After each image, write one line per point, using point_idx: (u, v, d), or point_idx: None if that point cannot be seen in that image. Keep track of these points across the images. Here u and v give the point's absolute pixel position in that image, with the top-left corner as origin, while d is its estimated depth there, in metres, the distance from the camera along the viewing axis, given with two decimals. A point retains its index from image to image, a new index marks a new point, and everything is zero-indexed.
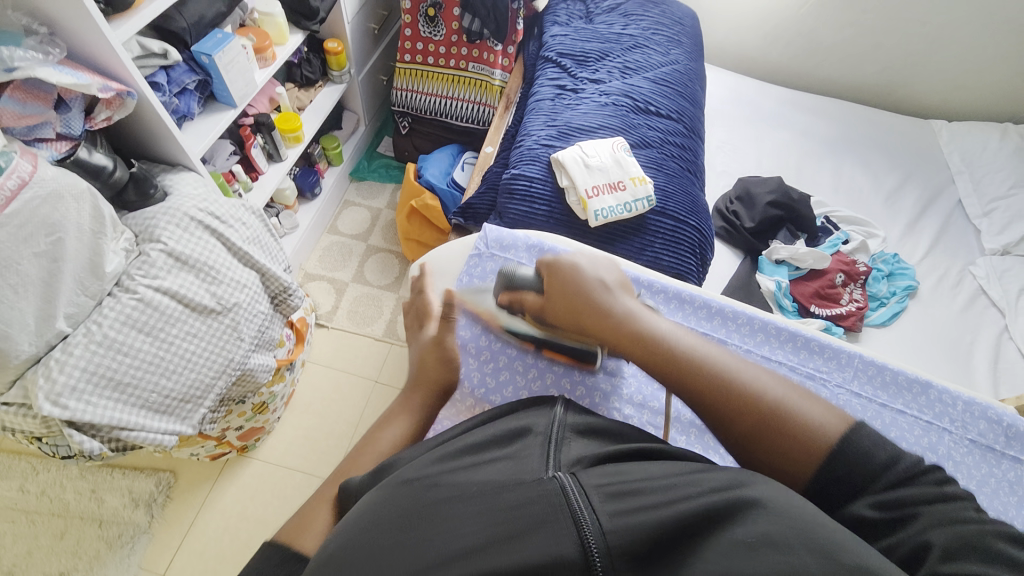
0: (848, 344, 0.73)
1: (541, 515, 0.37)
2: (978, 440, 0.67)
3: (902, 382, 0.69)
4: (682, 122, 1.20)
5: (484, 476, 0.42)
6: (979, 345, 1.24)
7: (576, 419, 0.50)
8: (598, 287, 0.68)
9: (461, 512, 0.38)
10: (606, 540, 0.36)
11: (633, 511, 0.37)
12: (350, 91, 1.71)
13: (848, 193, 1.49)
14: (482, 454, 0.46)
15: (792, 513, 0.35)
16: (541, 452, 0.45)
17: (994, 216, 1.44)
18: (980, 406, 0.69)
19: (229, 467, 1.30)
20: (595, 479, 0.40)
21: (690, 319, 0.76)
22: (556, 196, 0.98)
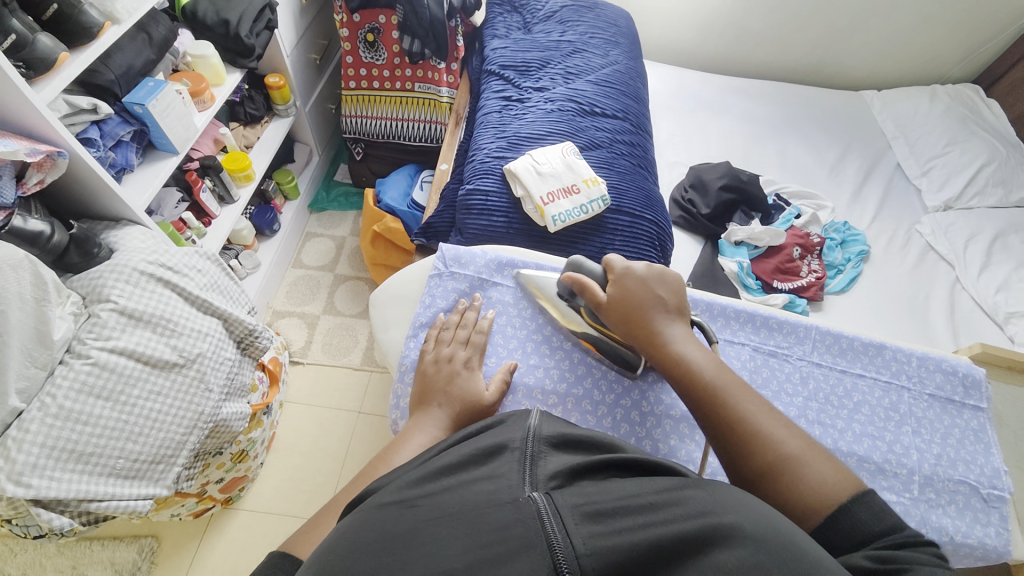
0: (803, 317, 0.75)
1: (517, 540, 0.34)
2: (937, 394, 0.70)
3: (858, 347, 0.72)
4: (628, 120, 1.23)
5: (460, 497, 0.39)
6: (934, 299, 1.31)
7: (551, 431, 0.47)
8: (659, 309, 0.67)
9: (430, 540, 0.35)
10: (581, 564, 0.33)
11: (611, 533, 0.34)
12: (299, 123, 1.69)
13: (795, 169, 1.55)
14: (456, 474, 0.43)
15: (771, 538, 0.34)
16: (516, 470, 0.42)
17: (932, 174, 1.52)
18: (934, 360, 0.72)
19: (216, 521, 1.25)
20: (571, 497, 0.37)
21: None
22: (513, 207, 0.99)
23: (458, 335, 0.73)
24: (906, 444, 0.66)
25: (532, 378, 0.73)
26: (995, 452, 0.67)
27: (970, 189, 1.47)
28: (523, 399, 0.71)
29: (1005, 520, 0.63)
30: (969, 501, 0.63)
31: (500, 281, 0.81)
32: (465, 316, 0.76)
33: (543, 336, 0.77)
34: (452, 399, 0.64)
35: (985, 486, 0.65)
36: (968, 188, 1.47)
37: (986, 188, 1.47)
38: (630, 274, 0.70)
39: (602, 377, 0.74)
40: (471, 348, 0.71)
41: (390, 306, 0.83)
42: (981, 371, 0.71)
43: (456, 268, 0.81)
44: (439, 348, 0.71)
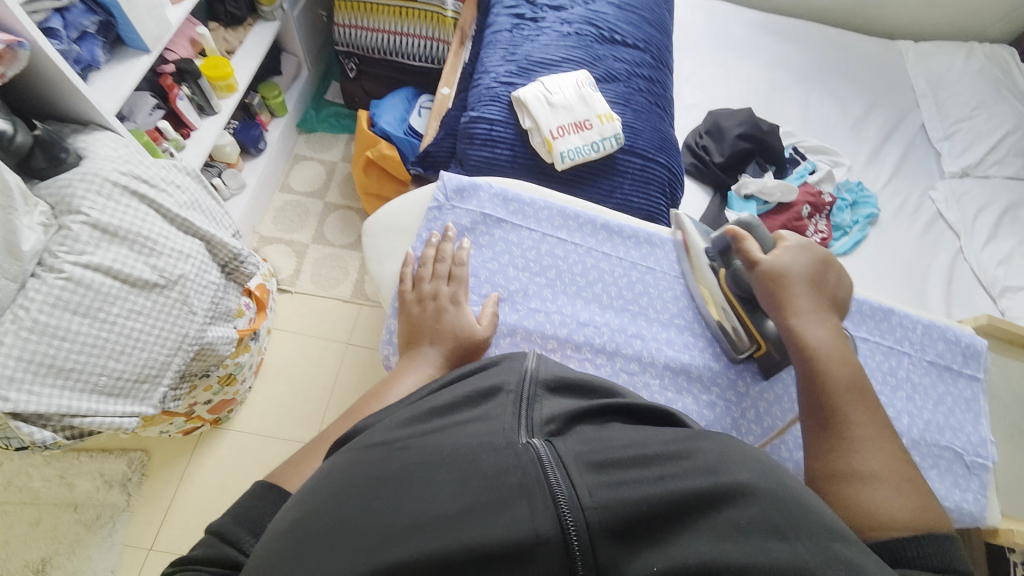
0: None
1: (515, 486, 0.32)
2: (936, 361, 0.69)
3: (866, 311, 0.70)
4: (650, 52, 1.13)
5: (451, 439, 0.37)
6: (935, 268, 1.30)
7: (548, 375, 0.45)
8: (814, 289, 0.63)
9: (423, 482, 0.34)
10: (585, 515, 0.31)
11: (616, 485, 0.33)
12: (286, 30, 1.53)
13: (816, 122, 1.47)
14: (451, 416, 0.41)
15: (784, 497, 0.33)
16: (511, 412, 0.40)
17: (955, 138, 1.46)
18: (939, 328, 0.71)
19: (204, 440, 1.27)
20: (573, 447, 0.36)
21: (662, 262, 0.77)
22: (519, 139, 0.92)
23: (438, 270, 0.68)
24: (899, 409, 0.66)
25: (532, 321, 0.70)
26: (982, 421, 0.68)
27: (991, 157, 1.42)
28: (521, 341, 0.69)
29: (983, 486, 0.65)
30: (952, 466, 0.65)
31: (504, 218, 0.75)
32: (441, 249, 0.70)
33: (544, 279, 0.73)
34: (443, 335, 0.61)
35: (969, 453, 0.66)
36: (989, 156, 1.42)
37: (1007, 158, 1.41)
38: (798, 252, 0.66)
39: (604, 324, 0.72)
40: (454, 283, 0.67)
41: (384, 236, 0.78)
42: (983, 342, 0.71)
43: (456, 201, 0.75)
44: (420, 287, 0.67)
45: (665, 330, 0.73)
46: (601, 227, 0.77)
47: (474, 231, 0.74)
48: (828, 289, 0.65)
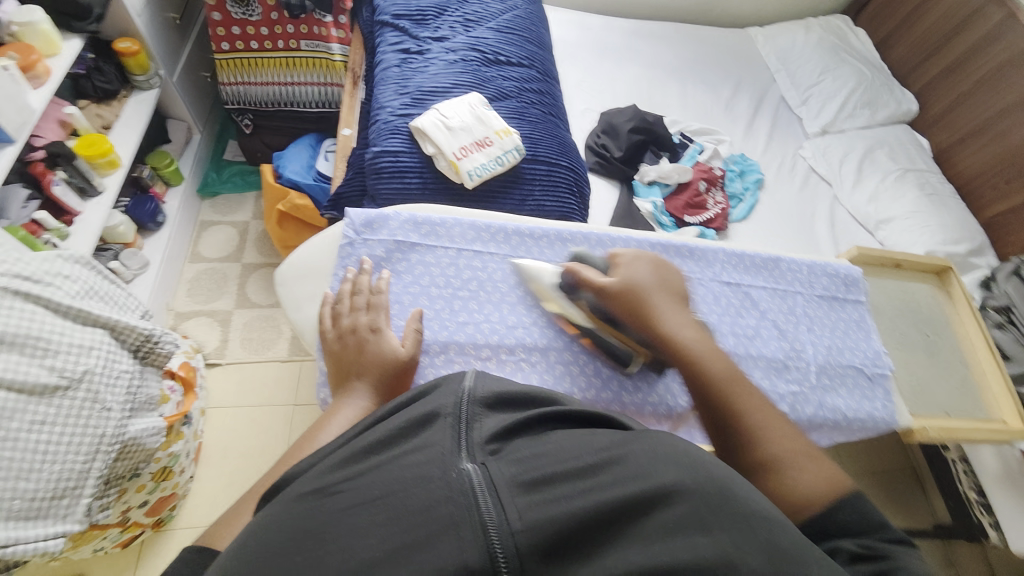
0: (709, 243, 0.79)
1: (447, 521, 0.35)
2: (824, 293, 0.79)
3: (760, 262, 0.78)
4: (534, 68, 1.21)
5: (392, 473, 0.38)
6: (818, 216, 1.48)
7: (485, 392, 0.47)
8: (665, 297, 0.64)
9: (353, 523, 0.35)
10: (514, 539, 0.34)
11: (545, 503, 0.36)
12: (167, 95, 1.46)
13: (694, 109, 1.63)
14: (385, 450, 0.41)
15: (710, 488, 0.36)
16: (451, 435, 0.41)
17: (809, 103, 1.66)
18: (821, 265, 0.80)
19: (149, 546, 1.15)
20: (507, 469, 0.38)
21: (575, 254, 0.78)
22: (426, 165, 0.93)
23: (357, 302, 0.68)
24: (803, 341, 0.74)
25: (463, 335, 0.72)
26: (873, 336, 0.78)
27: (843, 112, 1.61)
28: (456, 356, 0.70)
29: (887, 392, 0.74)
30: (857, 381, 0.73)
31: (417, 241, 0.76)
32: (359, 282, 0.70)
33: (467, 292, 0.75)
34: (368, 367, 0.61)
35: (869, 366, 0.75)
36: (841, 112, 1.61)
37: (856, 110, 1.61)
38: (641, 262, 0.67)
39: (532, 325, 0.74)
40: (373, 312, 0.67)
41: (300, 281, 0.76)
42: (858, 270, 0.81)
43: (367, 233, 0.75)
44: (339, 322, 0.66)
45: None
46: (512, 232, 0.79)
47: (389, 263, 0.74)
48: (674, 287, 0.67)
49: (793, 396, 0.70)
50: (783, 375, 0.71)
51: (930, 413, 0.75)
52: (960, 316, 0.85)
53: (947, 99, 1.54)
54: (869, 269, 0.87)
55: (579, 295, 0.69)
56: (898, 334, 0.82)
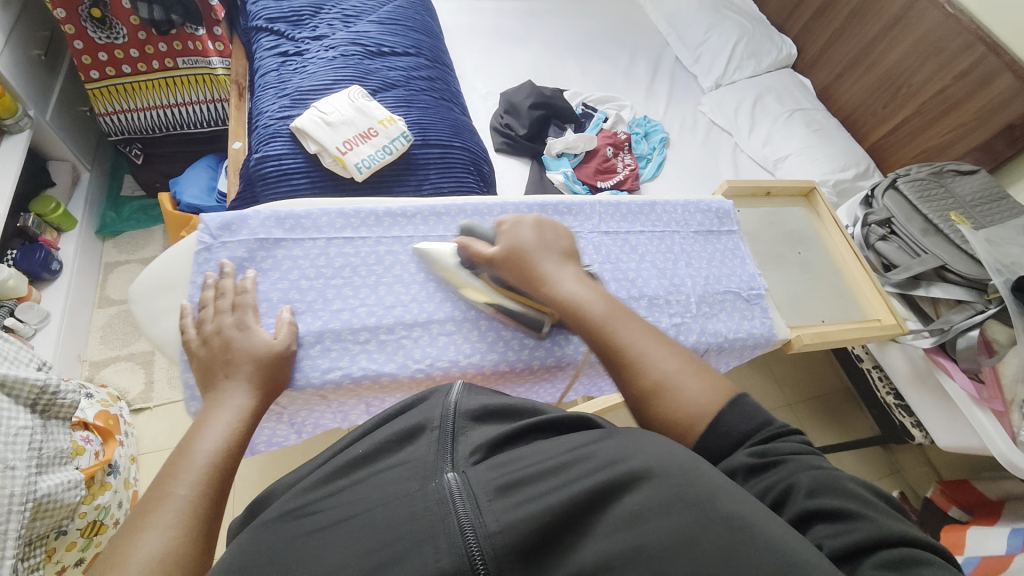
0: (585, 198, 0.82)
1: (424, 531, 0.36)
2: (699, 229, 0.84)
3: (634, 210, 0.83)
4: (422, 56, 1.21)
5: (375, 490, 0.40)
6: (723, 164, 1.56)
7: (473, 405, 0.49)
8: (548, 256, 0.67)
9: (323, 545, 0.36)
10: (490, 542, 0.35)
11: (519, 504, 0.37)
12: (46, 137, 1.34)
13: (596, 80, 1.68)
14: (370, 464, 0.44)
15: (676, 470, 0.36)
16: (436, 451, 0.44)
17: (702, 60, 1.74)
18: (694, 204, 0.86)
19: None
20: (484, 474, 0.40)
21: (451, 227, 0.80)
22: (311, 165, 0.91)
23: (220, 305, 0.65)
24: (671, 280, 0.77)
25: (338, 322, 0.70)
26: (748, 261, 0.83)
27: (732, 65, 1.69)
28: (333, 344, 0.69)
29: (765, 309, 0.79)
30: (736, 304, 0.78)
31: (283, 236, 0.73)
32: (221, 286, 0.67)
33: (339, 280, 0.73)
34: (240, 363, 0.61)
35: (746, 290, 0.80)
36: (731, 65, 1.69)
37: (744, 61, 1.70)
38: (523, 226, 0.70)
39: (410, 302, 0.73)
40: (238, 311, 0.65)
41: (155, 295, 0.71)
42: (728, 203, 0.87)
43: (226, 236, 0.71)
44: (201, 329, 0.64)
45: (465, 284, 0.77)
46: (384, 214, 0.78)
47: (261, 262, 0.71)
48: (557, 243, 0.69)
49: (676, 328, 0.73)
50: (665, 311, 0.74)
51: (804, 323, 0.81)
52: (829, 232, 0.92)
53: (822, 39, 1.64)
54: (742, 201, 0.93)
55: (477, 270, 0.71)
56: (773, 257, 0.88)
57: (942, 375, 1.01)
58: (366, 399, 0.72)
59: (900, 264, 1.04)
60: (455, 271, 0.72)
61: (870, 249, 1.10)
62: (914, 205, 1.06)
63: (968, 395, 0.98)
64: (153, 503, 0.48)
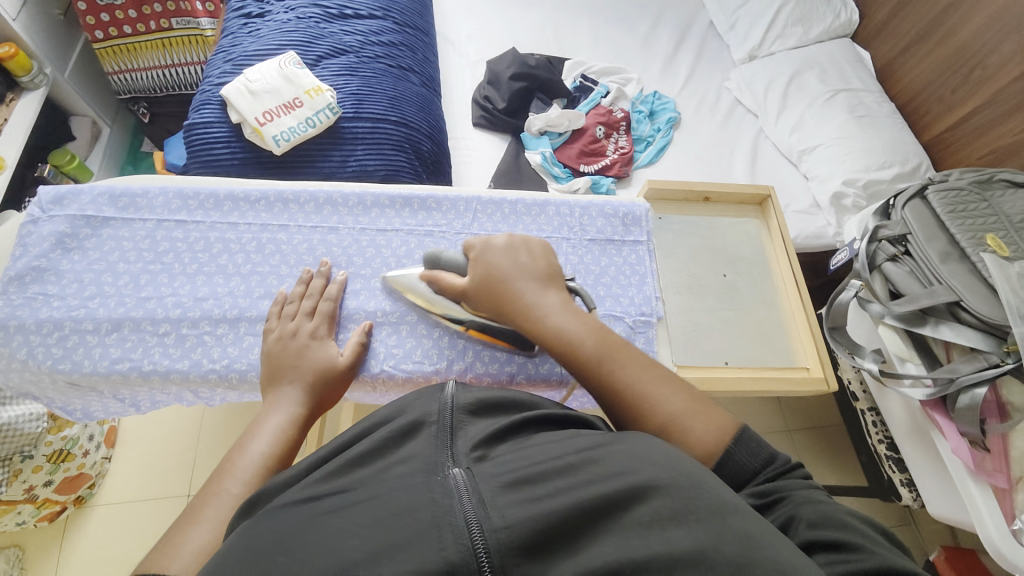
0: (466, 192, 0.79)
1: (431, 520, 0.32)
2: (597, 237, 0.77)
3: (521, 210, 0.78)
4: (390, 18, 1.13)
5: (380, 485, 0.35)
6: (739, 152, 1.35)
7: (467, 398, 0.44)
8: (529, 281, 0.60)
9: (335, 529, 0.32)
10: (496, 537, 0.31)
11: (530, 501, 0.33)
12: (63, 93, 1.46)
13: (608, 48, 1.50)
14: (370, 462, 0.39)
15: (688, 483, 0.34)
16: (434, 444, 0.39)
17: (738, 26, 1.49)
18: (597, 207, 0.79)
19: (73, 522, 1.23)
20: (491, 471, 0.36)
21: (297, 216, 0.75)
22: (235, 134, 0.89)
23: (304, 306, 0.66)
24: None
25: (140, 311, 0.66)
26: (647, 280, 0.75)
27: (773, 33, 1.43)
28: (131, 334, 0.65)
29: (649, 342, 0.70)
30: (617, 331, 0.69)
31: (113, 215, 0.71)
32: (312, 285, 0.68)
33: (160, 266, 0.69)
34: (300, 372, 0.60)
35: (635, 315, 0.73)
36: (771, 33, 1.43)
37: (788, 28, 1.43)
38: (500, 250, 0.64)
39: (228, 295, 0.68)
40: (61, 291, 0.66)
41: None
42: (643, 208, 0.80)
43: (56, 210, 0.70)
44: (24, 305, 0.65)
45: (286, 282, 0.70)
46: (227, 197, 0.74)
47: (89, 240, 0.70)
48: (542, 264, 0.63)
49: (523, 354, 0.70)
50: None
51: (705, 365, 0.72)
52: (775, 252, 0.83)
53: (890, 2, 1.34)
54: (669, 205, 0.85)
55: (455, 298, 0.65)
56: (688, 274, 0.80)
57: (936, 434, 0.85)
58: (190, 389, 0.66)
59: (907, 294, 0.85)
60: (432, 300, 0.67)
61: (876, 273, 0.90)
62: (940, 222, 0.87)
63: (963, 463, 0.81)
64: (203, 499, 0.49)
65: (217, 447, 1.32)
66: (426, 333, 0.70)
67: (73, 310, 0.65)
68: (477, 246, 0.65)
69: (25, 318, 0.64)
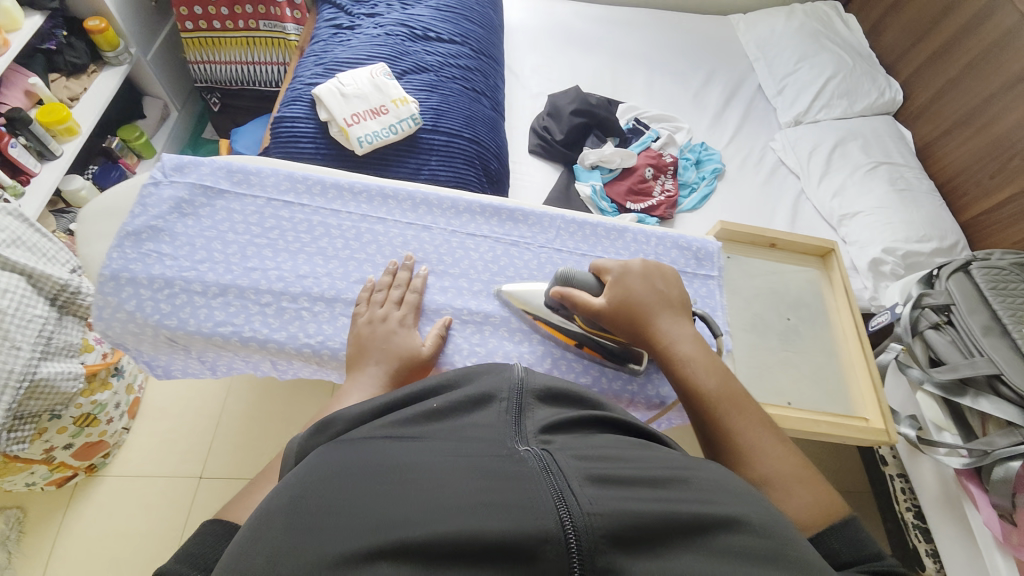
0: (550, 209, 0.83)
1: (521, 493, 0.33)
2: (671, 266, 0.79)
3: (600, 232, 0.81)
4: (467, 45, 1.21)
5: (460, 446, 0.39)
6: (780, 209, 1.39)
7: (537, 382, 0.47)
8: (666, 311, 0.66)
9: (428, 480, 0.35)
10: (585, 518, 0.32)
11: (616, 496, 0.34)
12: (143, 74, 1.55)
13: (660, 98, 1.58)
14: (443, 421, 0.43)
15: (774, 526, 0.36)
16: (508, 421, 0.42)
17: (785, 92, 1.57)
18: (672, 238, 0.81)
19: (81, 490, 1.22)
20: (575, 460, 0.37)
21: (394, 212, 0.78)
22: (321, 132, 0.94)
23: (391, 295, 0.69)
24: None
25: (245, 280, 0.69)
26: (719, 313, 0.77)
27: (818, 102, 1.51)
28: (234, 300, 0.68)
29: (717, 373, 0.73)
30: None
31: (227, 188, 0.75)
32: (398, 276, 0.71)
33: (265, 241, 0.72)
34: (385, 354, 0.62)
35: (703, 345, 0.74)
36: (816, 102, 1.51)
37: (833, 100, 1.50)
38: (638, 279, 0.68)
39: (324, 274, 0.71)
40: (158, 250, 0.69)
41: (93, 221, 0.72)
42: (715, 245, 0.82)
43: (176, 176, 0.74)
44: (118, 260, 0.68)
45: (379, 271, 0.73)
46: (332, 185, 0.78)
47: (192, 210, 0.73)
48: (671, 299, 0.68)
49: (598, 369, 0.72)
50: None
51: (769, 404, 0.75)
52: (837, 304, 0.86)
53: (933, 87, 1.42)
54: (736, 246, 0.88)
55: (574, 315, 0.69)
56: (752, 315, 0.83)
57: (968, 504, 0.86)
58: (269, 358, 0.70)
59: (948, 363, 0.87)
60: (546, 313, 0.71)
61: (917, 338, 0.92)
62: (984, 297, 0.89)
63: (992, 534, 0.82)
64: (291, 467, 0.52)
65: (233, 432, 1.32)
66: (508, 336, 0.72)
67: (184, 271, 0.68)
68: (630, 271, 0.69)
69: (136, 273, 0.67)
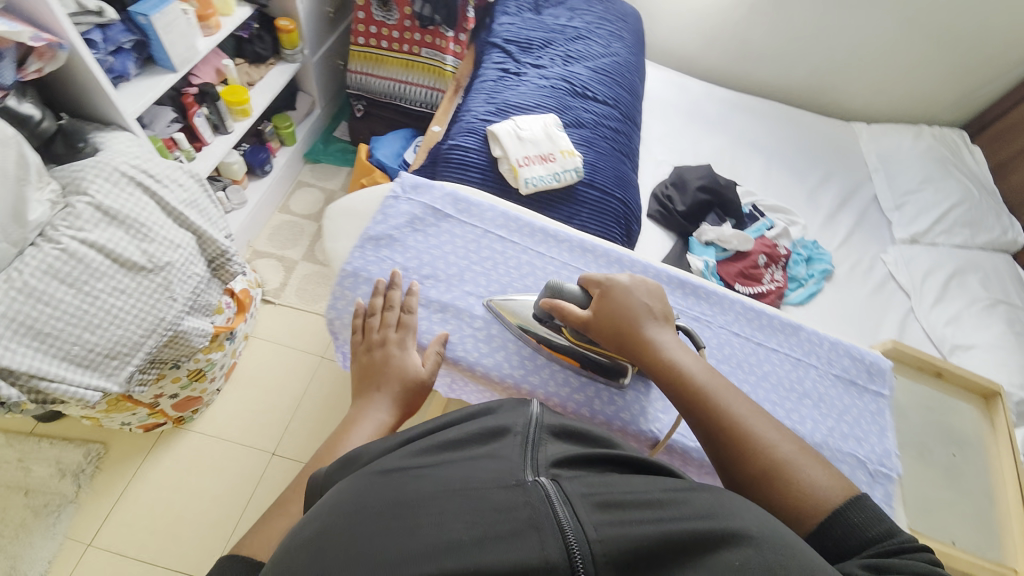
0: (731, 293, 0.86)
1: (525, 521, 0.34)
2: (842, 374, 0.81)
3: (776, 325, 0.83)
4: (618, 109, 1.29)
5: (463, 472, 0.39)
6: (887, 323, 1.37)
7: (553, 421, 0.48)
8: (650, 320, 0.67)
9: (444, 505, 0.35)
10: (590, 548, 0.33)
11: (620, 523, 0.35)
12: (304, 72, 1.70)
13: (776, 188, 1.61)
14: (455, 450, 0.43)
15: (780, 545, 0.35)
16: (519, 452, 0.42)
17: (905, 208, 1.57)
18: (844, 347, 0.83)
19: (164, 439, 1.28)
20: (578, 487, 0.38)
21: (591, 265, 0.84)
22: (490, 166, 1.01)
23: (387, 318, 0.72)
24: (779, 408, 0.76)
25: (462, 302, 0.77)
26: (889, 434, 0.77)
27: (938, 226, 1.51)
28: (451, 318, 0.76)
29: (887, 495, 0.73)
30: (855, 472, 0.73)
31: (452, 214, 0.85)
32: (388, 296, 0.74)
33: (478, 269, 0.81)
34: (388, 380, 0.67)
35: (876, 463, 0.75)
36: (936, 225, 1.51)
37: (955, 227, 1.50)
38: (621, 290, 0.70)
39: None
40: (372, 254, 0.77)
41: (343, 219, 0.88)
42: (887, 364, 0.83)
43: (412, 194, 0.86)
44: None
45: None
46: (539, 231, 0.86)
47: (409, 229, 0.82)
48: (658, 310, 0.69)
49: None
50: None
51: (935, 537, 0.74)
52: None
53: None
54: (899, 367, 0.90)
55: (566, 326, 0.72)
56: None
57: None
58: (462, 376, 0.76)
59: None
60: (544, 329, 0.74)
61: None
62: None
63: None
64: None
65: (310, 419, 1.35)
66: None
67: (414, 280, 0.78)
68: (605, 285, 0.71)
69: (373, 273, 0.78)
